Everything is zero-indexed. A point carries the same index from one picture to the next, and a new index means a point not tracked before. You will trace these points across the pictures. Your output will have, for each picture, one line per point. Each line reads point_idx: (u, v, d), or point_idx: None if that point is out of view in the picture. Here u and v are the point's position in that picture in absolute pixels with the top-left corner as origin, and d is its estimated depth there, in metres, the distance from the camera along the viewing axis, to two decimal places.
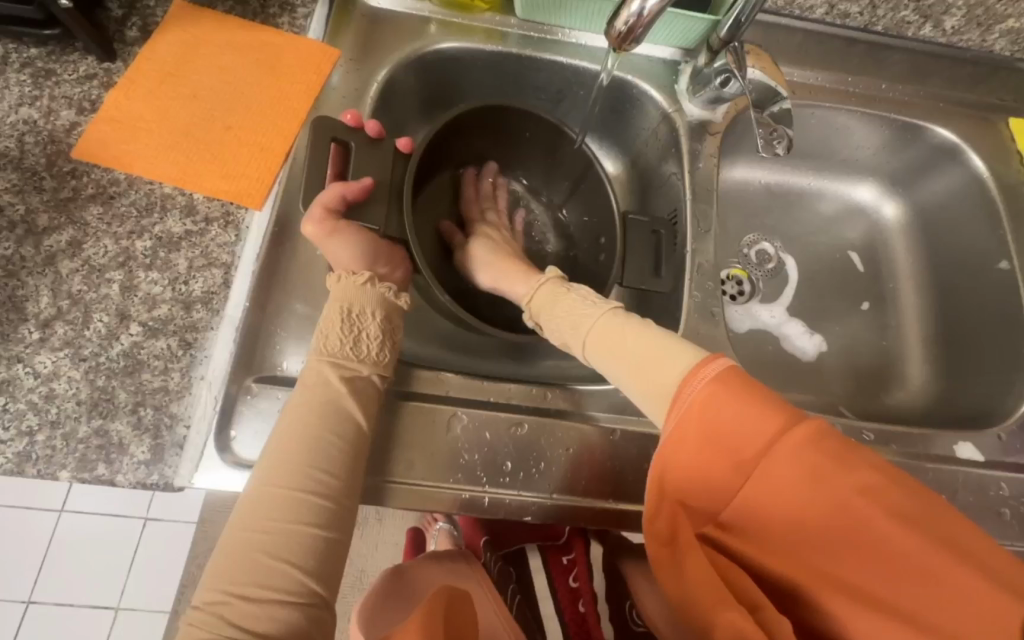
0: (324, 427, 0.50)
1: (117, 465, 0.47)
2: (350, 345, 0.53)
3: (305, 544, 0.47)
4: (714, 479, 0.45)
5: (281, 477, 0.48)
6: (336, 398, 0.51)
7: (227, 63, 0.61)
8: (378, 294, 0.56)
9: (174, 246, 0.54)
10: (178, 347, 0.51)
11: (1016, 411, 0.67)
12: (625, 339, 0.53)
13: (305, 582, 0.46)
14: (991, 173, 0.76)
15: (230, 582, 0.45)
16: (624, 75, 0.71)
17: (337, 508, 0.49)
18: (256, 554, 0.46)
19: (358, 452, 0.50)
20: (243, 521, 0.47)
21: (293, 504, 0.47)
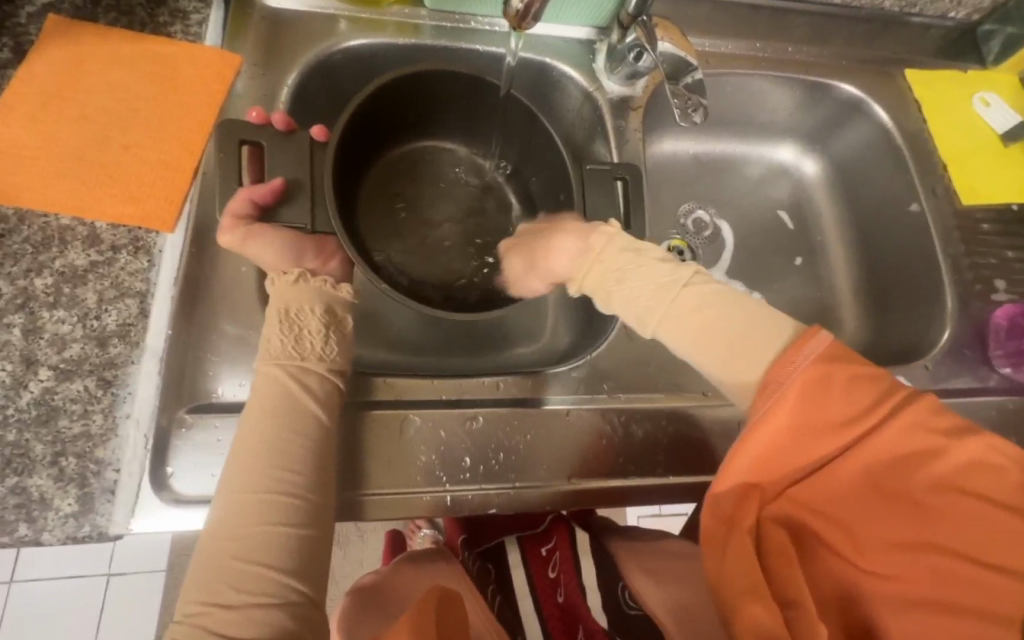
0: (280, 424, 0.47)
1: (42, 522, 0.44)
2: (293, 343, 0.50)
3: (281, 544, 0.44)
4: (800, 454, 0.45)
5: (240, 482, 0.45)
6: (290, 395, 0.48)
7: (117, 79, 0.57)
8: (314, 288, 0.53)
9: (79, 280, 0.50)
10: (97, 387, 0.47)
11: (939, 341, 0.72)
12: (709, 314, 0.51)
13: (283, 582, 0.43)
14: (894, 123, 0.81)
15: (205, 591, 0.42)
16: (542, 58, 0.71)
17: (306, 503, 0.46)
18: (228, 560, 0.43)
19: (323, 445, 0.48)
20: (218, 527, 0.44)
21: (258, 506, 0.44)
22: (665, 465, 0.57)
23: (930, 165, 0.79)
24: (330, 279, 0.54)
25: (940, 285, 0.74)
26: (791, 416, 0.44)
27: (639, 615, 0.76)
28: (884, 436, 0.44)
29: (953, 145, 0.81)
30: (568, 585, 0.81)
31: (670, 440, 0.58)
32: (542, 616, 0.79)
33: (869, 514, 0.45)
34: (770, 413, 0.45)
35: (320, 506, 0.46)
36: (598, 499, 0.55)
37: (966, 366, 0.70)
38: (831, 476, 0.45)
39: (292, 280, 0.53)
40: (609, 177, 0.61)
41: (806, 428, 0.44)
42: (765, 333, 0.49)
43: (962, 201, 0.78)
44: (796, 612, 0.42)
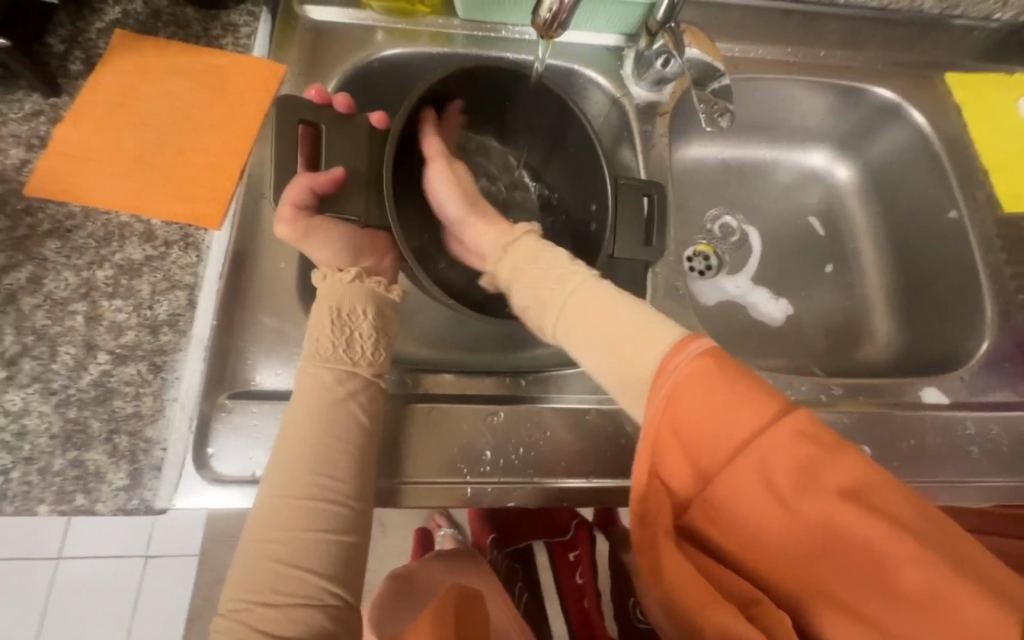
0: (326, 431, 0.49)
1: (96, 493, 0.48)
2: (344, 344, 0.53)
3: (322, 548, 0.46)
4: (697, 471, 0.44)
5: (285, 487, 0.47)
6: (338, 403, 0.50)
7: (174, 88, 0.62)
8: (369, 289, 0.56)
9: (135, 273, 0.54)
10: (148, 371, 0.51)
11: (978, 352, 0.69)
12: (598, 309, 0.51)
13: (325, 585, 0.45)
14: (932, 127, 0.78)
15: (248, 591, 0.45)
16: (570, 65, 0.72)
17: (347, 511, 0.48)
18: (270, 563, 0.45)
19: (366, 453, 0.50)
20: (260, 530, 0.46)
21: (301, 512, 0.46)
22: None
23: (971, 171, 0.77)
24: (383, 281, 0.57)
25: (980, 296, 0.72)
26: (664, 425, 0.44)
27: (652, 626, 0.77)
28: (766, 450, 0.41)
29: (996, 150, 0.78)
30: (592, 594, 0.84)
31: None
32: (567, 617, 0.83)
33: (780, 535, 0.43)
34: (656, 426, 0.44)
35: (359, 513, 0.48)
36: (616, 498, 0.56)
37: (1006, 379, 0.68)
38: (723, 491, 0.43)
39: (346, 280, 0.55)
40: (640, 192, 0.62)
41: (686, 442, 0.44)
42: (656, 332, 0.48)
43: (1004, 208, 0.75)
44: (761, 609, 0.43)
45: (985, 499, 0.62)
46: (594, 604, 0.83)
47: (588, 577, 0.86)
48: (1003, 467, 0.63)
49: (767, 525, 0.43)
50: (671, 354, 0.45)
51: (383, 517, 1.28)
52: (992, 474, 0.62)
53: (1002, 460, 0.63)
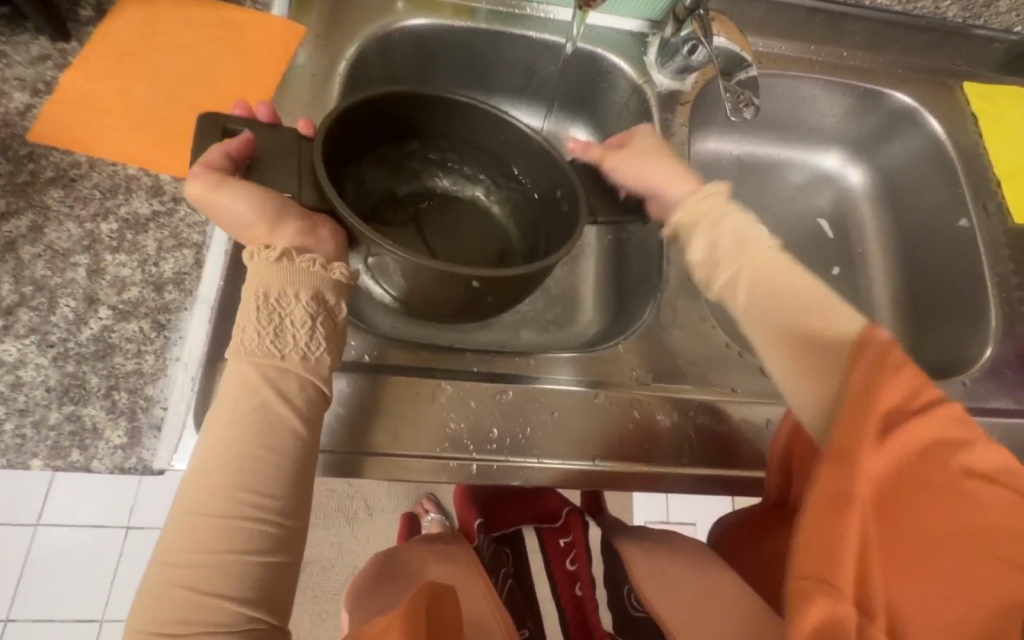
0: (254, 442, 0.44)
1: (93, 450, 0.46)
2: (273, 339, 0.46)
3: (239, 572, 0.42)
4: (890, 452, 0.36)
5: (203, 502, 0.42)
6: (263, 403, 0.45)
7: (189, 41, 0.60)
8: (298, 271, 0.47)
9: (141, 228, 0.53)
10: (151, 329, 0.50)
11: (980, 359, 0.70)
12: (790, 280, 0.49)
13: (241, 612, 0.41)
14: (948, 135, 0.79)
15: (154, 618, 0.41)
16: (593, 47, 0.71)
17: (274, 531, 0.43)
18: (179, 589, 0.41)
19: (298, 469, 0.45)
20: (173, 547, 0.42)
21: (221, 533, 0.42)
22: (690, 457, 0.57)
23: (984, 179, 0.77)
24: (314, 257, 0.47)
25: (984, 304, 0.73)
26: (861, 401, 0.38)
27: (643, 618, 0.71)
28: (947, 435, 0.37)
29: (1010, 162, 0.79)
30: (585, 578, 0.81)
31: (699, 434, 0.58)
32: (559, 604, 0.80)
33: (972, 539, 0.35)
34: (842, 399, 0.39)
35: (283, 535, 0.44)
36: (617, 480, 0.55)
37: (1006, 387, 0.68)
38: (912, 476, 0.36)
39: (271, 259, 0.47)
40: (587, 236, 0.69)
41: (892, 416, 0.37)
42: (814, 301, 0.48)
43: (1013, 219, 0.76)
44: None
45: None
46: (587, 589, 0.80)
47: (580, 562, 0.84)
48: None
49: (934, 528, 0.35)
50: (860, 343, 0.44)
51: (371, 499, 1.27)
52: None
53: None
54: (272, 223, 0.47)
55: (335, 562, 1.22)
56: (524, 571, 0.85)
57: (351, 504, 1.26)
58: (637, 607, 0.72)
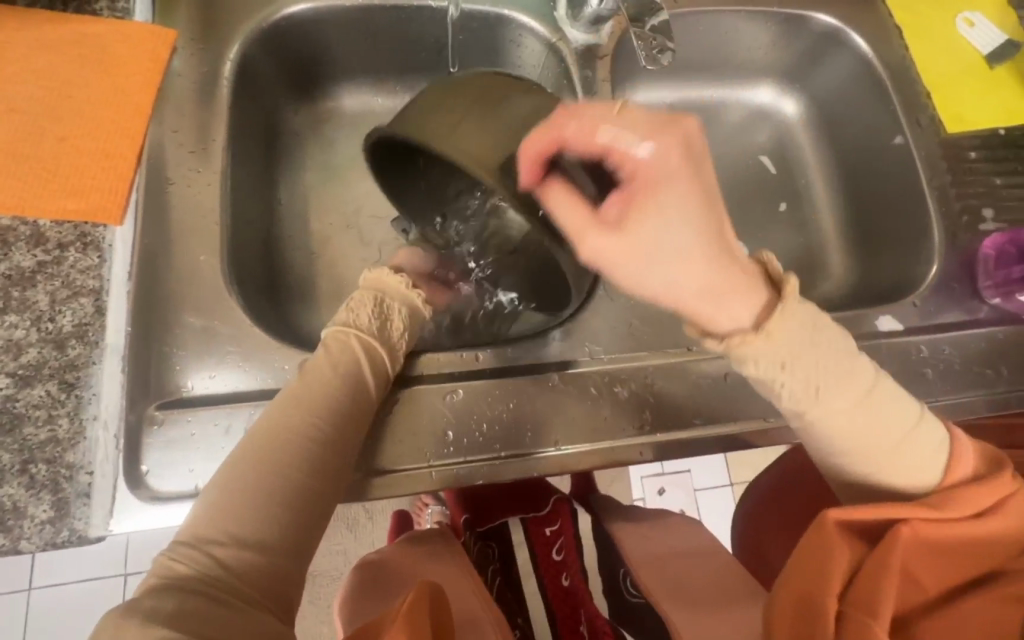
0: (341, 377, 0.49)
1: (18, 531, 0.43)
2: (378, 328, 0.53)
3: (302, 488, 0.44)
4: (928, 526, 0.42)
5: (288, 419, 0.46)
6: (355, 358, 0.51)
7: (44, 65, 0.54)
8: (407, 293, 0.57)
9: (28, 282, 0.48)
10: (60, 391, 0.46)
11: (928, 276, 0.70)
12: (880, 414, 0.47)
13: (287, 528, 0.42)
14: (875, 52, 0.77)
15: (218, 519, 0.40)
16: (499, 10, 0.66)
17: (340, 462, 0.47)
18: (248, 491, 0.42)
19: (365, 407, 0.50)
20: (249, 457, 0.44)
21: (297, 451, 0.44)
22: (653, 423, 0.56)
23: (913, 94, 0.76)
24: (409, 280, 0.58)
25: (926, 221, 0.72)
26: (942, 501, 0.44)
27: (642, 604, 0.70)
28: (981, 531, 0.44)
29: (937, 71, 0.77)
30: (572, 568, 0.79)
31: (659, 399, 0.57)
32: (546, 595, 0.77)
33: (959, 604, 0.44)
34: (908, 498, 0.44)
35: (342, 465, 0.47)
36: (582, 463, 0.54)
37: (955, 299, 0.69)
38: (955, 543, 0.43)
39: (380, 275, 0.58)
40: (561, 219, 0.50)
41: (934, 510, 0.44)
42: (905, 413, 0.48)
43: (946, 129, 0.75)
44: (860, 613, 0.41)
45: (941, 416, 0.64)
46: (575, 580, 0.78)
47: (567, 551, 0.81)
48: (955, 384, 0.65)
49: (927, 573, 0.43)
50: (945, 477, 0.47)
51: (369, 504, 1.26)
52: (945, 392, 0.64)
53: (953, 377, 0.65)
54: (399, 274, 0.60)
55: (343, 571, 1.22)
56: (510, 564, 0.82)
57: (350, 512, 1.25)
58: (634, 593, 0.71)
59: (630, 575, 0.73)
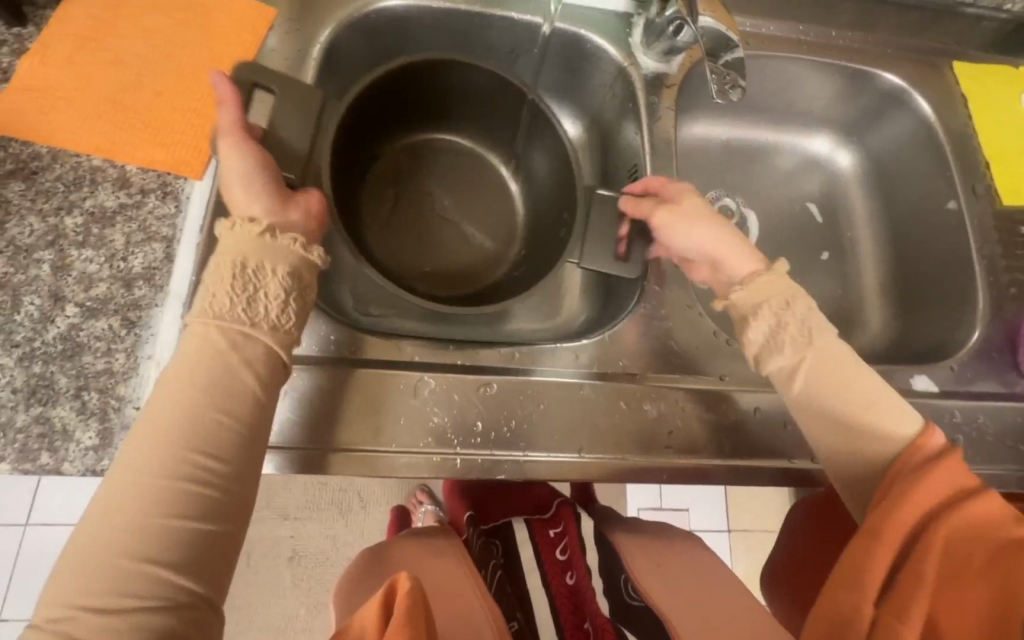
0: (210, 404, 0.42)
1: (63, 453, 0.45)
2: (246, 306, 0.44)
3: (180, 542, 0.38)
4: (960, 516, 0.46)
5: (142, 465, 0.39)
6: (229, 368, 0.43)
7: (153, 25, 0.57)
8: (275, 245, 0.46)
9: (108, 221, 0.51)
10: (121, 327, 0.48)
11: (968, 341, 0.70)
12: (850, 388, 0.51)
13: (173, 581, 0.38)
14: (937, 116, 0.78)
15: (74, 592, 0.36)
16: (576, 29, 0.68)
17: (221, 495, 0.41)
18: (111, 556, 0.37)
19: (252, 431, 0.43)
20: (104, 516, 0.38)
21: (164, 496, 0.39)
22: (677, 445, 0.57)
23: (972, 161, 0.77)
24: (263, 223, 0.45)
25: (971, 288, 0.72)
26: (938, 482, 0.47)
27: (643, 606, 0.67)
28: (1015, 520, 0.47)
29: (998, 142, 0.78)
30: (577, 566, 0.77)
31: (686, 422, 0.58)
32: (549, 592, 0.76)
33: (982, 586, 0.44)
34: (933, 475, 0.47)
35: (235, 497, 0.41)
36: (603, 473, 0.55)
37: (995, 369, 0.68)
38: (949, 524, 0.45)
39: (230, 228, 0.45)
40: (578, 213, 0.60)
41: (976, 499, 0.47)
42: (873, 388, 0.52)
43: (1001, 201, 0.75)
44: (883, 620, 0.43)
45: None
46: (580, 579, 0.75)
47: (571, 550, 0.80)
48: (985, 454, 0.64)
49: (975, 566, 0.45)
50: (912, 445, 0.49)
51: (365, 493, 1.26)
52: (974, 461, 0.63)
53: (983, 447, 0.64)
54: (253, 200, 0.47)
55: (330, 554, 1.22)
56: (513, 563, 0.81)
57: (344, 497, 1.26)
58: (633, 596, 0.69)
59: (630, 580, 0.70)
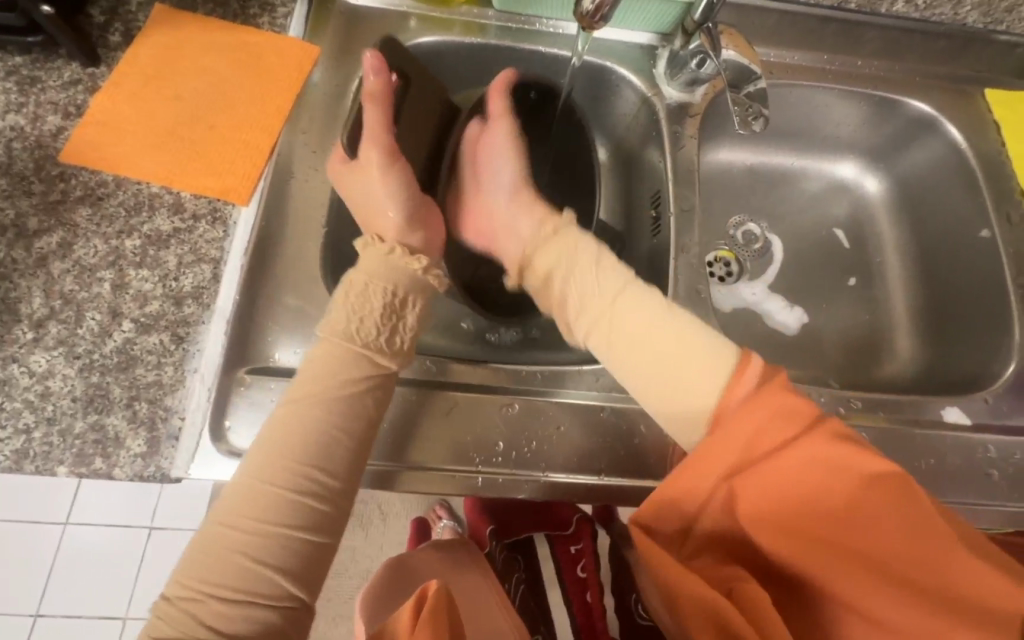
0: (327, 421, 0.47)
1: (114, 458, 0.48)
2: (387, 333, 0.51)
3: (290, 546, 0.44)
4: (755, 472, 0.45)
5: (259, 474, 0.45)
6: (349, 389, 0.48)
7: (209, 63, 0.62)
8: (421, 279, 0.55)
9: (163, 244, 0.55)
10: (170, 342, 0.52)
11: (1004, 373, 0.68)
12: (625, 317, 0.55)
13: (283, 583, 0.43)
14: (969, 144, 0.77)
15: (202, 578, 0.42)
16: (602, 61, 0.71)
17: (328, 509, 0.46)
18: (234, 554, 0.43)
19: (360, 448, 0.48)
20: (228, 515, 0.44)
21: (279, 504, 0.44)
22: None
23: (1007, 189, 0.75)
24: (421, 258, 0.54)
25: (1007, 320, 0.71)
26: (748, 429, 0.46)
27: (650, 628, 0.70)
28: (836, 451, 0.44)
29: None
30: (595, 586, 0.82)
31: None
32: (570, 609, 0.81)
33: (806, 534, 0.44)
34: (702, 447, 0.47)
35: (339, 509, 0.47)
36: (621, 496, 0.55)
37: None
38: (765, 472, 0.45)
39: (386, 254, 0.54)
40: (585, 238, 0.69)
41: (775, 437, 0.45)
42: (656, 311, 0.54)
43: None
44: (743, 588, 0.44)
45: (1004, 523, 0.60)
46: (597, 597, 0.81)
47: (590, 570, 0.85)
48: (1022, 491, 0.61)
49: (789, 517, 0.44)
50: (731, 386, 0.49)
51: (385, 505, 1.29)
52: (1011, 500, 0.60)
53: (1020, 484, 0.62)
54: (405, 227, 0.57)
55: (349, 566, 1.24)
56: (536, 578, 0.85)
57: (364, 510, 1.28)
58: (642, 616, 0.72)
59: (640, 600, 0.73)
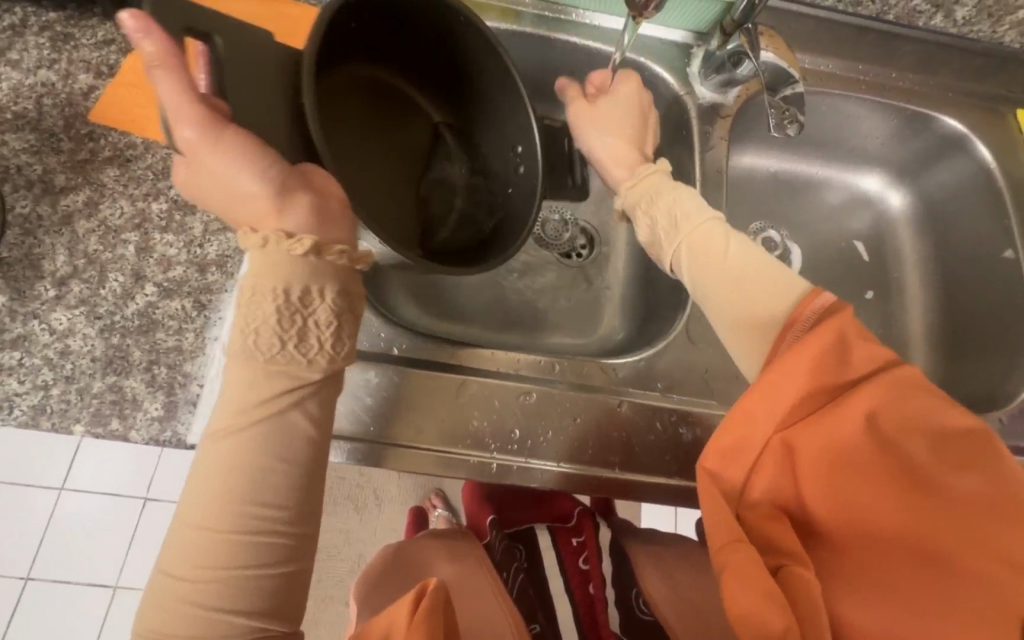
0: (262, 455, 0.44)
1: (131, 420, 0.49)
2: (293, 337, 0.44)
3: (248, 587, 0.43)
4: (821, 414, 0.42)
5: (199, 518, 0.42)
6: (277, 421, 0.44)
7: None
8: (319, 264, 0.45)
9: (189, 209, 0.54)
10: (192, 308, 0.52)
11: (1018, 395, 0.68)
12: (715, 247, 0.54)
13: (251, 622, 0.43)
14: (997, 163, 0.76)
15: (158, 631, 0.41)
16: (637, 56, 0.71)
17: (286, 539, 0.44)
18: (186, 604, 0.41)
19: (310, 477, 0.46)
20: (173, 563, 0.42)
21: (227, 548, 0.42)
22: None
23: None
24: (304, 241, 0.44)
25: None
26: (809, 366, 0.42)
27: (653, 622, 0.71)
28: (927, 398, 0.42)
29: None
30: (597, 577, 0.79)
31: None
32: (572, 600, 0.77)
33: (873, 489, 0.40)
34: (768, 375, 0.43)
35: (298, 539, 0.45)
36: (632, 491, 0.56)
37: None
38: (830, 415, 0.41)
39: (262, 246, 0.44)
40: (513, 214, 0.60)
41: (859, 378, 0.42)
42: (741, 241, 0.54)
43: None
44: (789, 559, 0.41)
45: None
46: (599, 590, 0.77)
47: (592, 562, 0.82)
48: None
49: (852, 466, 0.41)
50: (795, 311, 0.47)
51: (381, 491, 1.29)
52: None
53: None
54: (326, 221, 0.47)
55: (342, 549, 1.24)
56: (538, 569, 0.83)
57: (360, 494, 1.28)
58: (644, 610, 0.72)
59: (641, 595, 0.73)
